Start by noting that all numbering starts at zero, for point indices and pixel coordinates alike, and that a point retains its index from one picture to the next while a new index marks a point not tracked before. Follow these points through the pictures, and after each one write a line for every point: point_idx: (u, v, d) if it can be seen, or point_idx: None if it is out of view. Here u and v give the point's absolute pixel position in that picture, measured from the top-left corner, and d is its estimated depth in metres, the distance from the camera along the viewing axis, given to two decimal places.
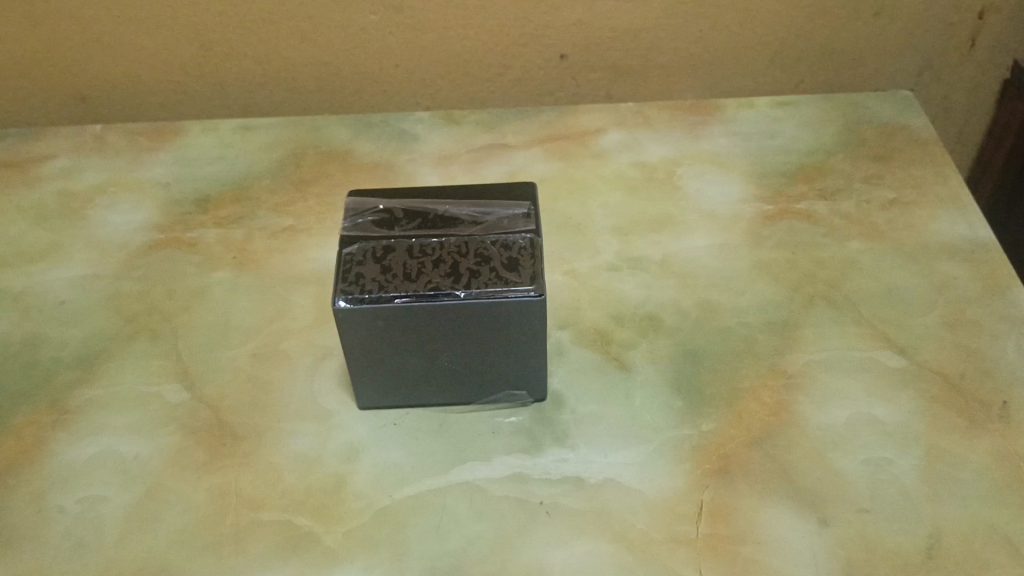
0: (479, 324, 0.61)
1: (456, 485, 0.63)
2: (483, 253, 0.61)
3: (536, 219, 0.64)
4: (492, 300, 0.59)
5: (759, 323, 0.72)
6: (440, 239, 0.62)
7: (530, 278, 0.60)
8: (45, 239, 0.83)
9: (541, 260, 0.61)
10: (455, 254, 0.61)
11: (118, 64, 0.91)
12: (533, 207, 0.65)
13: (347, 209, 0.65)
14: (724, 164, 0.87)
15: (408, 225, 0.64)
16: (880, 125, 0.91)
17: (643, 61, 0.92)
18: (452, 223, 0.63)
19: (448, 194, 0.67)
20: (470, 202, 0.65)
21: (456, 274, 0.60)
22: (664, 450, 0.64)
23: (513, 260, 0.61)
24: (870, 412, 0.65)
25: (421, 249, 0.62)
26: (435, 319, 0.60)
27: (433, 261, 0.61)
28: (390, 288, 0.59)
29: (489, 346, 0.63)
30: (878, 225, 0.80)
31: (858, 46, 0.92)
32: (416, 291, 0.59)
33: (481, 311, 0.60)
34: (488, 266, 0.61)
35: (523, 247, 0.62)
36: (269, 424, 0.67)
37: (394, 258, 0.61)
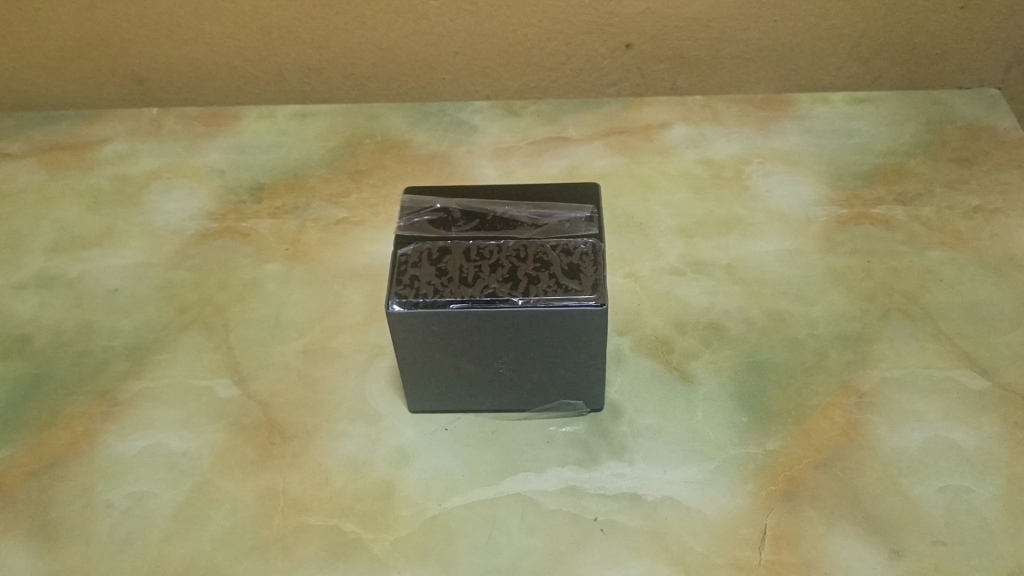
0: (537, 333, 0.58)
1: (508, 496, 0.60)
2: (542, 259, 0.59)
3: (600, 223, 0.61)
4: (551, 309, 0.56)
5: (830, 336, 0.68)
6: (498, 242, 0.60)
7: (592, 287, 0.57)
8: (100, 225, 0.83)
9: (603, 267, 0.58)
10: (513, 258, 0.59)
11: (176, 47, 0.90)
12: (596, 211, 0.62)
13: (403, 207, 0.63)
14: (795, 163, 0.83)
15: (465, 226, 0.61)
16: (962, 126, 0.87)
17: (713, 53, 0.88)
18: (511, 225, 0.61)
19: (508, 193, 0.64)
20: (530, 202, 0.63)
21: (515, 279, 0.58)
22: (727, 468, 0.61)
23: (574, 266, 0.58)
24: (948, 435, 0.62)
25: (478, 252, 0.59)
26: (491, 326, 0.58)
27: (490, 265, 0.59)
28: (445, 293, 0.57)
29: (546, 356, 0.60)
30: (960, 233, 0.75)
31: (942, 40, 0.87)
32: (473, 297, 0.57)
33: (539, 319, 0.57)
34: (547, 272, 0.58)
35: (585, 253, 0.59)
36: (319, 424, 0.66)
37: (450, 260, 0.59)
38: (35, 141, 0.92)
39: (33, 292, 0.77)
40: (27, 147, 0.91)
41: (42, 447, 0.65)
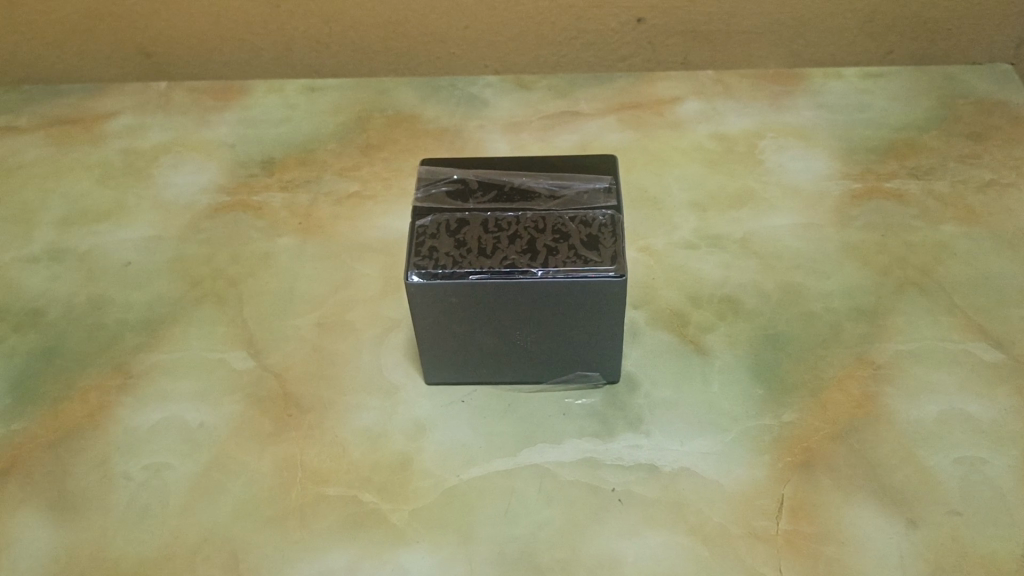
0: (556, 304, 0.58)
1: (525, 468, 0.61)
2: (561, 230, 0.59)
3: (618, 195, 0.61)
4: (571, 280, 0.56)
5: (845, 309, 0.68)
6: (517, 213, 0.60)
7: (611, 258, 0.57)
8: (110, 199, 0.82)
9: (622, 238, 0.58)
10: (532, 229, 0.59)
11: (184, 20, 0.89)
12: (614, 182, 0.62)
13: (420, 179, 0.63)
14: (808, 137, 0.83)
15: (483, 198, 0.61)
16: (975, 101, 0.87)
17: (725, 27, 0.88)
18: (529, 197, 0.61)
19: (525, 164, 0.64)
20: (547, 173, 0.63)
21: (534, 250, 0.58)
22: (744, 441, 0.61)
23: (593, 237, 0.58)
24: (963, 408, 0.62)
25: (497, 224, 0.59)
26: (510, 298, 0.58)
27: (509, 237, 0.59)
28: (464, 264, 0.57)
29: (564, 328, 0.60)
30: (975, 208, 0.75)
31: (955, 14, 0.87)
32: (492, 268, 0.57)
33: (559, 291, 0.57)
34: (566, 243, 0.58)
35: (603, 224, 0.59)
36: (335, 396, 0.66)
37: (468, 232, 0.59)
38: (42, 115, 0.92)
39: (44, 265, 0.76)
40: (35, 121, 0.91)
41: (58, 419, 0.65)
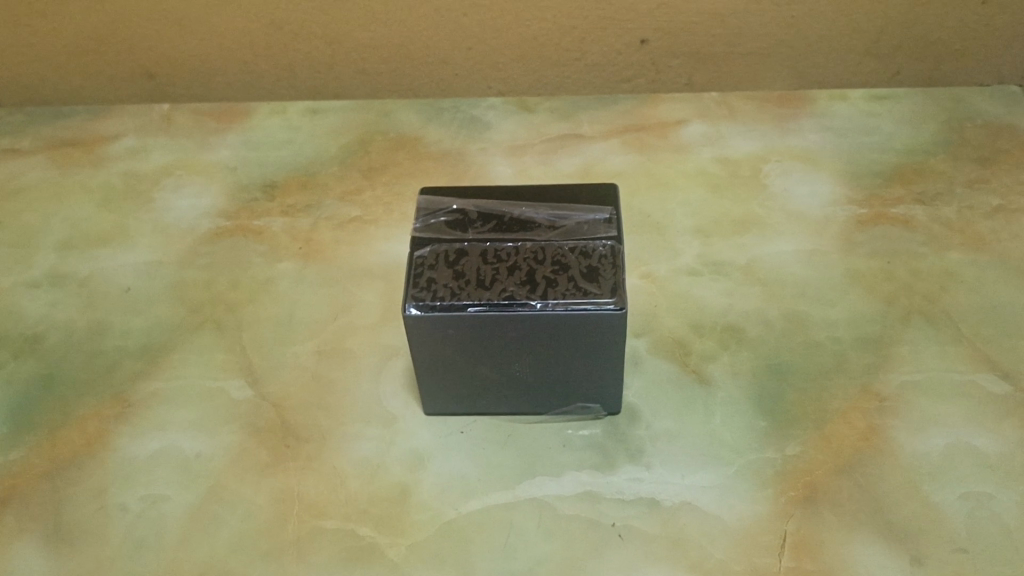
0: (554, 336, 0.58)
1: (524, 501, 0.60)
2: (561, 261, 0.58)
3: (619, 225, 0.61)
4: (571, 313, 0.56)
5: (850, 338, 0.67)
6: (516, 244, 0.59)
7: (611, 291, 0.56)
8: (111, 223, 0.82)
9: (622, 269, 0.57)
10: (531, 260, 0.58)
11: (186, 42, 0.89)
12: (616, 212, 0.62)
13: (419, 208, 0.63)
14: (813, 161, 0.83)
15: (482, 228, 0.61)
16: (983, 124, 0.86)
17: (729, 49, 0.87)
18: (528, 227, 0.61)
19: (525, 195, 0.64)
20: (547, 203, 0.63)
21: (533, 282, 0.57)
22: (746, 474, 0.60)
23: (593, 269, 0.57)
24: (970, 441, 0.61)
25: (496, 255, 0.59)
26: (508, 330, 0.57)
27: (508, 268, 0.58)
28: (462, 296, 0.56)
29: (564, 360, 0.60)
30: (982, 234, 0.75)
31: (962, 36, 0.86)
32: (490, 301, 0.56)
33: (558, 323, 0.56)
34: (566, 275, 0.57)
35: (604, 255, 0.58)
36: (333, 426, 0.65)
37: (466, 263, 0.58)
38: (45, 137, 0.92)
39: (44, 290, 0.76)
40: (38, 143, 0.91)
41: (55, 448, 0.65)
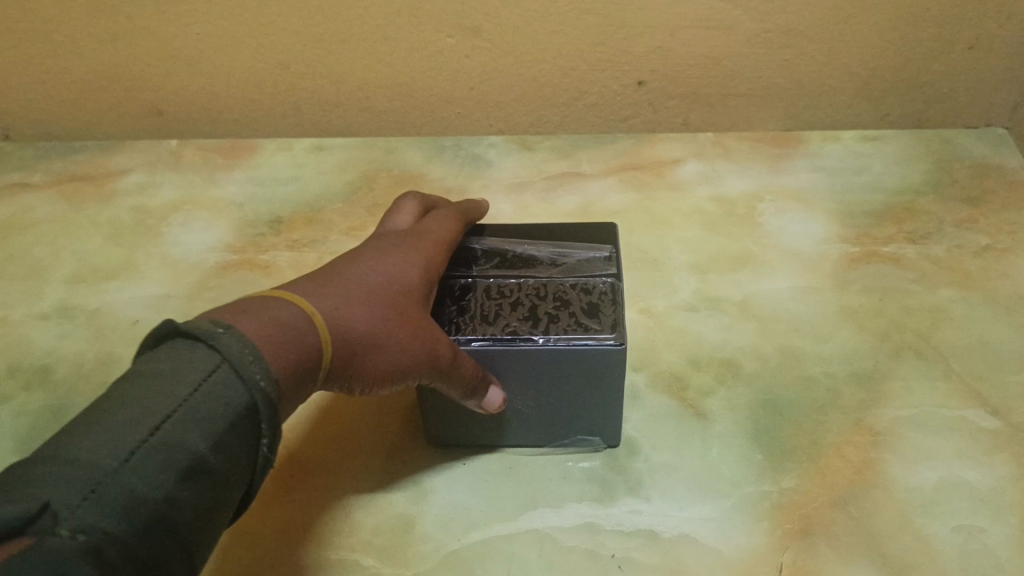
0: (557, 371, 0.58)
1: (525, 532, 0.61)
2: (562, 297, 0.60)
3: (618, 263, 0.63)
4: (573, 347, 0.56)
5: (843, 374, 0.69)
6: (519, 281, 0.61)
7: (611, 326, 0.57)
8: (120, 257, 0.84)
9: (621, 306, 0.59)
10: (533, 296, 0.60)
11: (195, 80, 0.91)
12: (615, 251, 0.64)
13: None
14: (805, 201, 0.85)
15: (486, 266, 0.63)
16: (971, 165, 0.88)
17: (725, 90, 0.90)
18: (531, 265, 0.63)
19: (530, 237, 0.66)
20: (551, 245, 0.65)
21: (535, 318, 0.58)
22: (743, 507, 0.61)
23: (593, 305, 0.59)
24: (961, 475, 0.62)
25: (499, 291, 0.61)
26: (511, 366, 0.58)
27: (511, 303, 0.60)
28: (465, 330, 0.57)
29: (567, 394, 0.60)
30: (971, 272, 0.77)
31: (951, 80, 0.89)
32: (493, 335, 0.57)
33: (560, 358, 0.57)
34: (567, 311, 0.58)
35: (603, 292, 0.60)
36: (339, 459, 0.66)
37: (471, 298, 0.60)
38: (55, 172, 0.94)
39: (54, 322, 0.78)
40: (48, 178, 0.93)
41: None
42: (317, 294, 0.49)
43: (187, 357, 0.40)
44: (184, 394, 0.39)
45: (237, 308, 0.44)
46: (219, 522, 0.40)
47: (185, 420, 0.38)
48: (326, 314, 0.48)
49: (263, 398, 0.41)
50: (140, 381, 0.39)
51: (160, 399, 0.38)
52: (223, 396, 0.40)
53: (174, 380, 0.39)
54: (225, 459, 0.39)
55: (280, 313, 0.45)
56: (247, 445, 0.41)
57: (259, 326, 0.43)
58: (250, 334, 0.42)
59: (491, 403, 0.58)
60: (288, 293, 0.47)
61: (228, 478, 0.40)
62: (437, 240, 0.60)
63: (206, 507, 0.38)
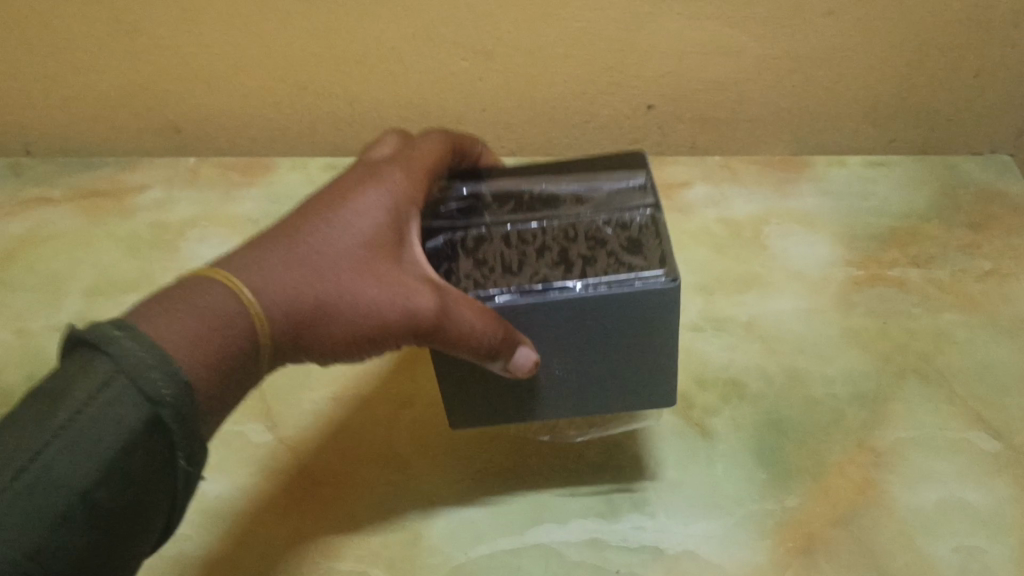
0: (598, 329, 0.53)
1: (532, 547, 0.62)
2: (597, 237, 0.56)
3: (654, 192, 0.59)
4: (617, 292, 0.52)
5: (847, 395, 0.70)
6: (542, 223, 0.58)
7: (658, 263, 0.53)
8: (138, 271, 0.86)
9: (665, 238, 0.55)
10: (562, 239, 0.57)
11: (213, 99, 0.93)
12: (649, 177, 0.61)
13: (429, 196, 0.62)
14: (811, 224, 0.87)
15: (500, 210, 0.60)
16: (975, 190, 0.89)
17: (733, 114, 0.91)
18: (552, 205, 0.60)
19: (551, 175, 0.63)
20: (575, 184, 0.61)
21: (567, 262, 0.55)
22: (746, 524, 0.62)
23: (634, 242, 0.55)
24: (961, 496, 0.63)
25: (520, 237, 0.57)
26: (545, 325, 0.53)
27: (537, 250, 0.56)
28: (489, 286, 0.54)
29: (607, 359, 0.55)
30: (975, 296, 0.78)
31: (956, 106, 0.90)
32: (525, 287, 0.53)
33: (603, 307, 0.52)
34: (603, 251, 0.55)
35: (642, 225, 0.56)
36: (349, 471, 0.67)
37: (488, 249, 0.57)
38: (75, 187, 0.96)
39: None
40: (69, 193, 0.95)
41: None
42: (261, 267, 0.49)
43: (79, 371, 0.41)
44: (76, 409, 0.40)
45: (160, 296, 0.45)
46: (130, 531, 0.43)
47: (66, 453, 0.40)
48: (262, 294, 0.48)
49: (167, 407, 0.42)
50: (44, 389, 0.41)
51: (51, 414, 0.40)
52: (113, 412, 0.41)
53: (65, 397, 0.40)
54: (127, 466, 0.41)
55: (201, 301, 0.45)
56: (146, 459, 0.42)
57: (178, 323, 0.44)
58: (161, 338, 0.43)
59: (520, 364, 0.52)
60: (217, 272, 0.47)
61: (135, 479, 0.42)
62: (413, 176, 0.56)
63: (111, 508, 0.41)
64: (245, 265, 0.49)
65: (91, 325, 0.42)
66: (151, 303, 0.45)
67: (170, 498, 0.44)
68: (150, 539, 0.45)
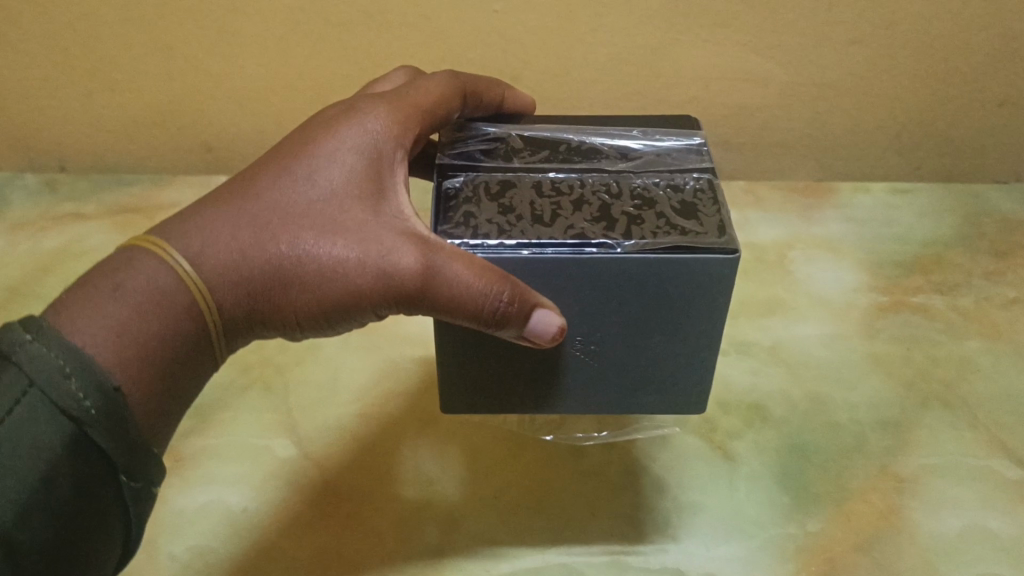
0: (642, 295, 0.49)
1: (554, 567, 0.62)
2: (645, 199, 0.52)
3: (711, 159, 0.56)
4: (665, 255, 0.47)
5: (870, 421, 0.70)
6: (580, 178, 0.54)
7: (718, 231, 0.49)
8: None
9: (724, 208, 0.51)
10: (601, 194, 0.52)
11: (245, 119, 0.95)
12: (705, 144, 0.58)
13: (451, 138, 0.58)
14: (836, 250, 0.87)
15: (531, 157, 0.56)
16: (1000, 218, 0.90)
17: (757, 140, 0.92)
18: (592, 159, 0.56)
19: (592, 129, 0.59)
20: (622, 140, 0.58)
21: (609, 219, 0.50)
22: (769, 548, 0.62)
23: (689, 208, 0.51)
24: (984, 524, 0.63)
25: (553, 186, 0.53)
26: (579, 285, 0.48)
27: (572, 201, 0.52)
28: (515, 230, 0.49)
29: (644, 333, 0.51)
30: (999, 324, 0.78)
31: (980, 135, 0.91)
32: (556, 237, 0.48)
33: (646, 271, 0.48)
34: (653, 213, 0.50)
35: (698, 191, 0.53)
36: (374, 486, 0.68)
37: (514, 194, 0.52)
38: (108, 204, 0.98)
39: None
40: (102, 210, 0.97)
41: None
42: (200, 229, 0.47)
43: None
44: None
45: (86, 282, 0.44)
46: (83, 537, 0.42)
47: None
48: (197, 258, 0.46)
49: (91, 418, 0.41)
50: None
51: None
52: (29, 428, 0.39)
53: None
54: (51, 483, 0.40)
55: (127, 280, 0.44)
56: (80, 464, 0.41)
57: (98, 316, 0.43)
58: (76, 340, 0.42)
59: (542, 331, 0.47)
60: (148, 239, 0.46)
61: (65, 498, 0.40)
62: (384, 130, 0.53)
63: (42, 532, 0.40)
64: (184, 229, 0.47)
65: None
66: (72, 295, 0.44)
67: (119, 512, 0.43)
68: (115, 538, 0.44)
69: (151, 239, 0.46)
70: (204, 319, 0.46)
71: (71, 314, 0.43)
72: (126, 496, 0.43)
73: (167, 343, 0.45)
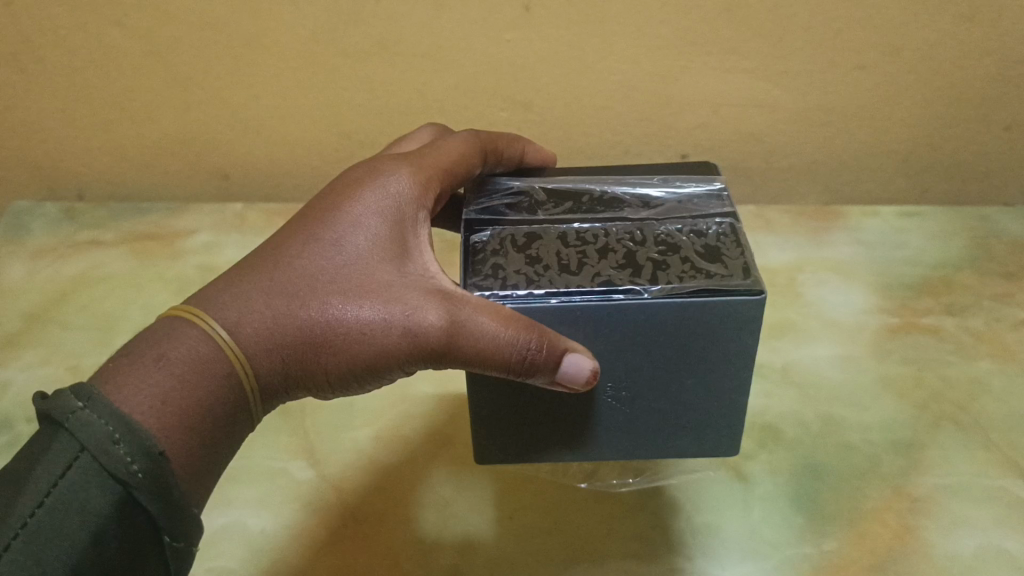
0: (671, 341, 0.50)
1: None
2: (669, 245, 0.53)
3: (733, 203, 0.57)
4: (691, 300, 0.48)
5: (882, 441, 0.71)
6: (604, 227, 0.55)
7: (744, 273, 0.50)
8: None
9: (748, 249, 0.52)
10: (626, 242, 0.53)
11: (261, 147, 0.96)
12: (726, 189, 0.59)
13: (477, 195, 0.60)
14: (846, 273, 0.88)
15: (555, 209, 0.57)
16: (1009, 241, 0.90)
17: (766, 165, 0.93)
18: (616, 208, 0.57)
19: (614, 179, 0.61)
20: (644, 189, 0.59)
21: (635, 265, 0.51)
22: (785, 568, 0.62)
23: (714, 251, 0.52)
24: (998, 543, 0.63)
25: (578, 236, 0.54)
26: (608, 332, 0.49)
27: (597, 249, 0.53)
28: (543, 280, 0.50)
29: (675, 377, 0.52)
30: (1009, 345, 0.79)
31: (987, 159, 0.92)
32: (583, 286, 0.49)
33: (672, 317, 0.49)
34: (678, 258, 0.51)
35: (722, 236, 0.54)
36: (390, 508, 0.69)
37: (541, 244, 0.53)
38: (126, 231, 1.00)
39: None
40: (120, 237, 0.99)
41: None
42: (235, 297, 0.49)
43: (50, 445, 0.41)
44: (41, 494, 0.40)
45: (129, 351, 0.46)
46: None
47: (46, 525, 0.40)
48: (232, 325, 0.47)
49: (139, 482, 0.42)
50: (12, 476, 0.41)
51: (14, 503, 0.40)
52: (81, 493, 0.41)
53: (38, 468, 0.41)
54: (100, 545, 0.41)
55: (170, 348, 0.46)
56: (126, 525, 0.42)
57: (144, 384, 0.44)
58: (124, 406, 0.43)
59: (575, 375, 0.48)
60: (186, 310, 0.48)
61: (113, 560, 0.42)
62: (407, 188, 0.55)
63: None
64: (219, 298, 0.49)
65: (50, 398, 0.42)
66: (118, 362, 0.45)
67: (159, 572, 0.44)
68: None
69: (189, 310, 0.48)
70: (242, 382, 0.48)
71: (118, 381, 0.44)
72: (168, 556, 0.44)
73: (207, 406, 0.46)
